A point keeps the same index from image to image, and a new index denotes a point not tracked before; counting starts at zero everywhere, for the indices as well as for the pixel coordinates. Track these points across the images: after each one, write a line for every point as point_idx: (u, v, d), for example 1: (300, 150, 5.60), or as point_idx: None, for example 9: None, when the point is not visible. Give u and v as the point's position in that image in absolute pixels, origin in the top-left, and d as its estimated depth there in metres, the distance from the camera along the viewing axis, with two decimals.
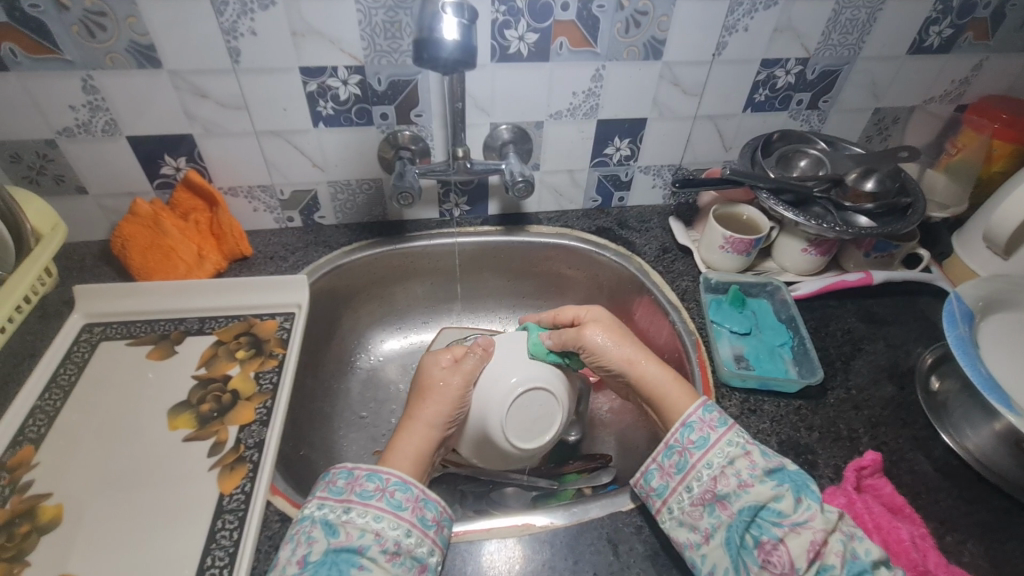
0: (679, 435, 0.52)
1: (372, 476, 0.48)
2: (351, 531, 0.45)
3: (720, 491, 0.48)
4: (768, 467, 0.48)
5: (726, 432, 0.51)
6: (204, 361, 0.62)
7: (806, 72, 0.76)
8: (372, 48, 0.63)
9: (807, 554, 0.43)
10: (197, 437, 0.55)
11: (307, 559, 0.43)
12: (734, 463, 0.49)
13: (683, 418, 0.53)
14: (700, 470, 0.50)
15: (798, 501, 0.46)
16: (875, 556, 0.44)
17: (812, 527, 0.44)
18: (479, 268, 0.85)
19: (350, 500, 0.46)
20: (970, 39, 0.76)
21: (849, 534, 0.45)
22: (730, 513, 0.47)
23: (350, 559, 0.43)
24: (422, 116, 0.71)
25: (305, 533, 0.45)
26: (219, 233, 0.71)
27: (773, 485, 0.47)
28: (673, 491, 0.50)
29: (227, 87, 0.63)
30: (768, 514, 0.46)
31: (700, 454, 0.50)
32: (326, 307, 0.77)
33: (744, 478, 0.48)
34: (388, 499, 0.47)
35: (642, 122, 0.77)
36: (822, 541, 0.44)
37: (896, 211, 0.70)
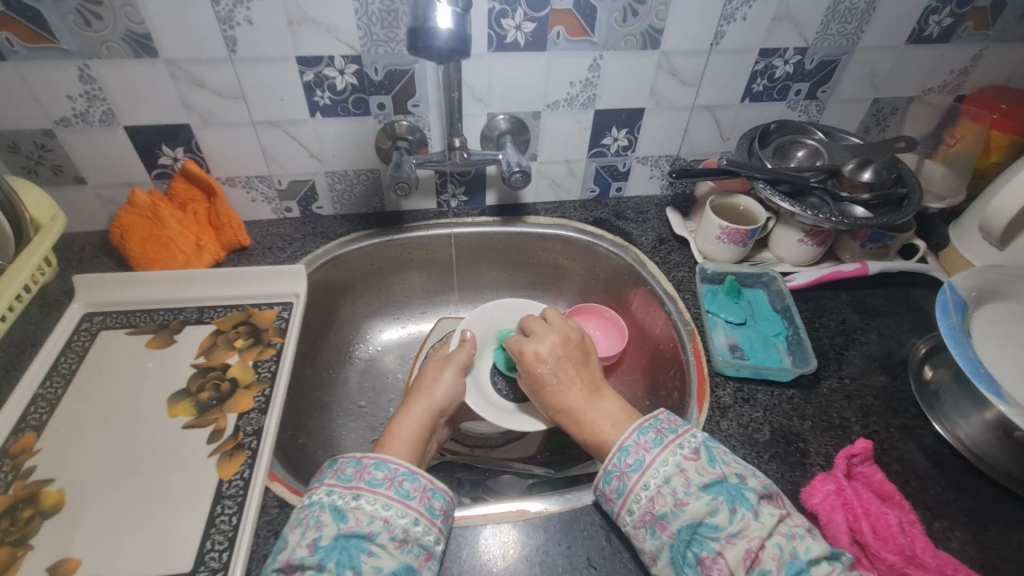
0: (616, 459, 0.51)
1: (380, 466, 0.49)
2: (361, 517, 0.45)
3: (658, 512, 0.47)
4: (702, 482, 0.47)
5: (660, 452, 0.49)
6: (203, 350, 0.63)
7: (804, 62, 0.76)
8: (368, 37, 0.63)
9: (744, 564, 0.43)
10: (197, 424, 0.55)
11: (317, 543, 0.43)
12: (669, 482, 0.48)
13: (619, 441, 0.52)
14: (637, 493, 0.48)
15: (733, 512, 0.45)
16: (814, 554, 0.43)
17: (747, 536, 0.44)
18: (477, 259, 0.85)
19: (359, 488, 0.47)
20: (970, 28, 0.75)
21: (789, 535, 0.44)
22: (671, 533, 0.46)
23: (360, 545, 0.44)
24: (419, 106, 0.71)
25: (314, 517, 0.45)
26: (218, 223, 0.71)
27: (706, 500, 0.46)
28: (618, 515, 0.49)
29: (224, 77, 0.64)
30: (706, 530, 0.45)
31: (636, 477, 0.49)
32: (325, 298, 0.77)
33: (679, 496, 0.47)
34: (397, 488, 0.48)
35: (640, 112, 0.77)
36: (757, 548, 0.43)
37: (892, 201, 0.70)
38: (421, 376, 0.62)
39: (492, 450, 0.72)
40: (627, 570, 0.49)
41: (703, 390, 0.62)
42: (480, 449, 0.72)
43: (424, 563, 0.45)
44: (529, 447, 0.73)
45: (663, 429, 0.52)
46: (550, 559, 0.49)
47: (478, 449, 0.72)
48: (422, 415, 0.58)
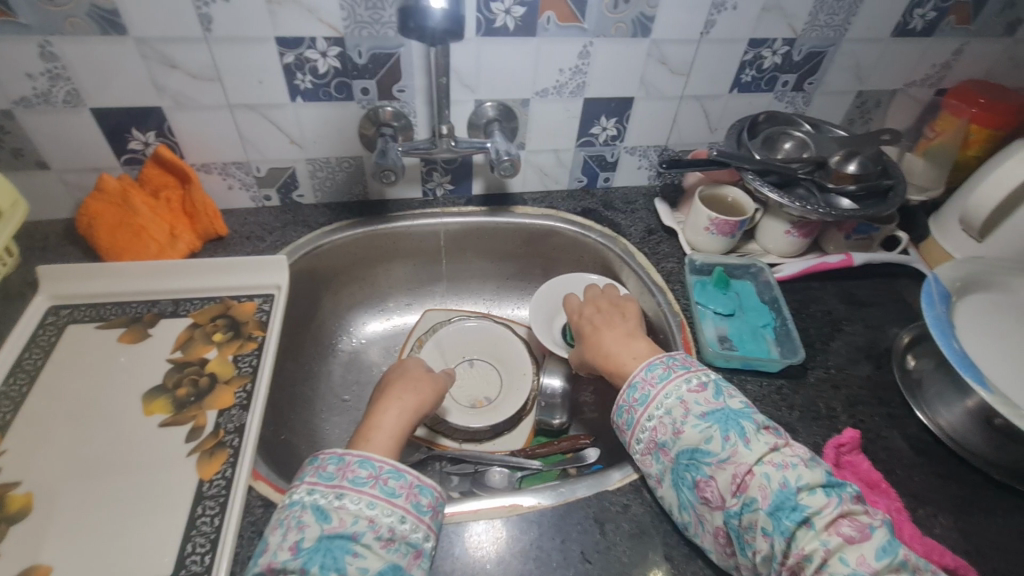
0: (625, 395, 0.54)
1: (364, 463, 0.47)
2: (344, 517, 0.43)
3: (661, 441, 0.50)
4: (702, 411, 0.49)
5: (665, 386, 0.52)
6: (179, 344, 0.59)
7: (792, 53, 0.76)
8: (352, 18, 0.61)
9: (731, 489, 0.45)
10: (174, 422, 0.53)
11: (300, 545, 0.42)
12: (671, 413, 0.50)
13: (628, 379, 0.54)
14: (643, 425, 0.51)
15: (725, 439, 0.47)
16: (805, 483, 0.44)
17: (735, 462, 0.46)
18: (463, 250, 0.83)
19: (342, 486, 0.45)
20: (952, 22, 0.77)
21: (780, 464, 0.45)
22: (672, 459, 0.49)
23: (344, 546, 0.42)
24: (405, 92, 0.69)
25: (295, 518, 0.43)
26: (193, 211, 0.68)
27: (700, 428, 0.48)
28: (631, 443, 0.53)
29: (199, 58, 0.61)
30: (700, 456, 0.47)
31: (642, 410, 0.52)
32: (306, 290, 0.75)
33: (678, 425, 0.49)
34: (381, 486, 0.46)
35: (629, 102, 0.77)
36: (744, 474, 0.45)
37: (878, 193, 0.71)
38: (388, 382, 0.60)
39: (480, 444, 0.71)
40: (622, 564, 0.48)
41: None
42: (469, 443, 0.70)
43: (413, 561, 0.44)
44: (519, 439, 0.71)
45: (673, 365, 0.53)
46: (543, 553, 0.49)
47: (467, 443, 0.71)
48: (414, 409, 0.57)
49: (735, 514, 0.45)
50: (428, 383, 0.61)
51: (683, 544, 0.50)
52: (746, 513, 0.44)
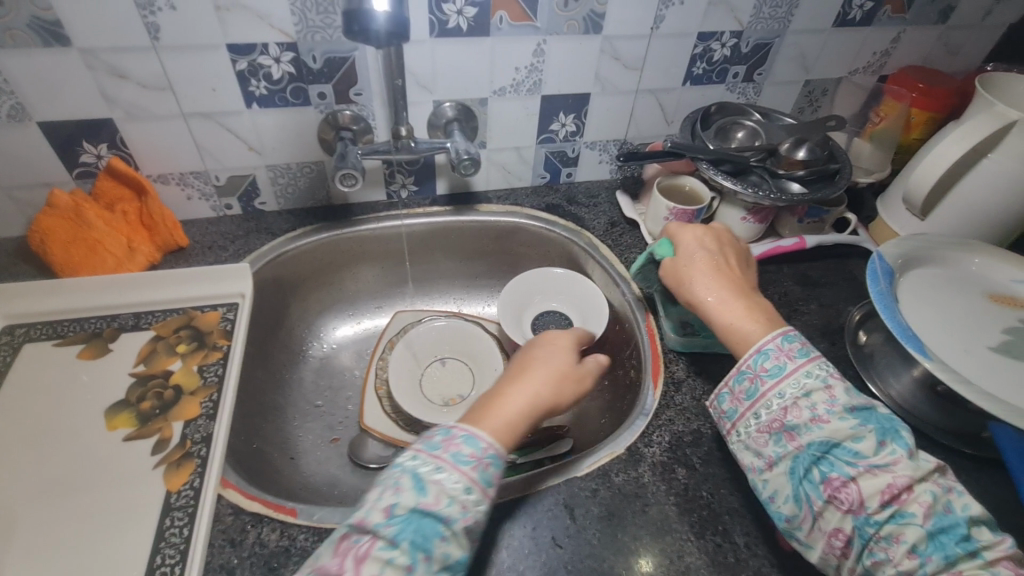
0: (751, 362, 0.51)
1: (468, 440, 0.44)
2: (440, 495, 0.41)
3: (790, 423, 0.47)
4: (851, 406, 0.46)
5: (805, 363, 0.49)
6: (142, 357, 0.59)
7: (740, 45, 0.79)
8: (304, 23, 0.61)
9: (881, 496, 0.42)
10: (139, 436, 0.52)
11: (392, 511, 0.40)
12: (810, 396, 0.47)
13: (757, 345, 0.51)
14: (770, 400, 0.49)
15: (881, 444, 0.44)
16: (974, 514, 0.41)
17: (894, 471, 0.42)
18: (430, 250, 0.84)
19: (443, 460, 0.42)
20: (888, 12, 0.80)
21: (945, 488, 0.42)
22: (800, 446, 0.46)
23: (435, 528, 0.39)
24: (362, 95, 0.69)
25: (395, 480, 0.42)
26: (151, 224, 0.67)
27: (852, 424, 0.45)
28: (743, 418, 0.50)
29: (149, 68, 0.60)
30: (842, 453, 0.44)
31: (772, 383, 0.49)
32: (272, 297, 0.74)
33: (820, 413, 0.46)
34: (453, 455, 0.43)
35: (586, 97, 0.78)
36: (903, 487, 0.42)
37: (826, 177, 0.74)
38: (529, 359, 0.53)
39: None
40: (592, 546, 0.50)
41: (657, 367, 0.64)
42: None
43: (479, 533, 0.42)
44: None
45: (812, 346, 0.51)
46: (515, 541, 0.50)
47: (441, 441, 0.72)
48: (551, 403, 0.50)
49: (876, 523, 0.42)
50: (569, 368, 0.52)
51: (650, 522, 0.51)
52: (892, 524, 0.41)
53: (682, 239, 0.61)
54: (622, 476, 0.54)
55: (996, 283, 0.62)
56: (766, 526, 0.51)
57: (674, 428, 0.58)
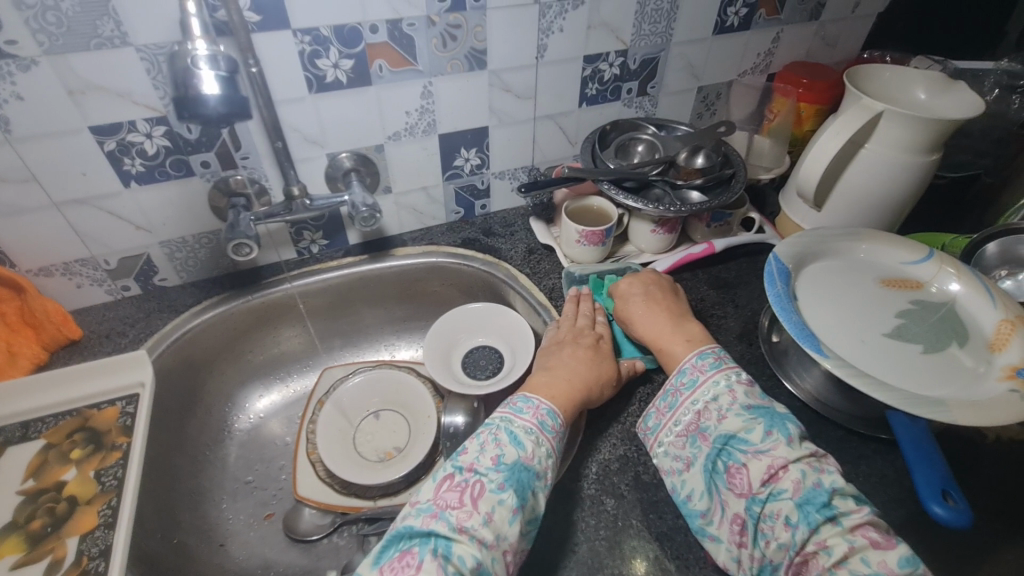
0: (674, 379, 0.55)
1: (550, 413, 0.52)
2: (535, 452, 0.49)
3: (701, 425, 0.51)
4: (749, 404, 0.51)
5: (715, 373, 0.54)
6: (31, 471, 0.55)
7: (628, 63, 0.80)
8: (170, 96, 0.59)
9: (763, 478, 0.46)
10: (28, 560, 0.48)
11: (499, 460, 0.47)
12: (717, 400, 0.52)
13: (678, 365, 0.56)
14: (686, 407, 0.53)
15: (768, 433, 0.48)
16: (838, 488, 0.45)
17: (773, 454, 0.47)
18: (351, 301, 0.82)
19: (532, 424, 0.51)
20: (763, 15, 0.84)
21: (817, 467, 0.46)
22: (708, 444, 0.50)
23: (529, 480, 0.47)
24: (249, 158, 0.67)
25: (493, 437, 0.49)
26: (35, 321, 0.63)
27: (746, 418, 0.49)
28: (664, 427, 0.54)
29: (6, 161, 0.57)
30: (737, 443, 0.49)
31: (688, 393, 0.53)
32: (184, 377, 0.71)
33: (723, 412, 0.51)
34: (542, 421, 0.51)
35: (485, 131, 0.78)
36: (780, 467, 0.46)
37: (723, 181, 0.76)
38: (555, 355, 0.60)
39: (395, 498, 0.69)
40: None
41: None
42: (385, 498, 0.68)
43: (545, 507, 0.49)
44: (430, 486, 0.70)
45: (723, 357, 0.56)
46: None
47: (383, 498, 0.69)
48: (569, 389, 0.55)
49: (760, 501, 0.46)
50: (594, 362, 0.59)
51: (581, 562, 0.51)
52: (772, 501, 0.46)
53: (616, 289, 0.66)
54: (551, 516, 0.54)
55: (887, 266, 0.64)
56: (694, 544, 0.51)
57: (599, 457, 0.58)
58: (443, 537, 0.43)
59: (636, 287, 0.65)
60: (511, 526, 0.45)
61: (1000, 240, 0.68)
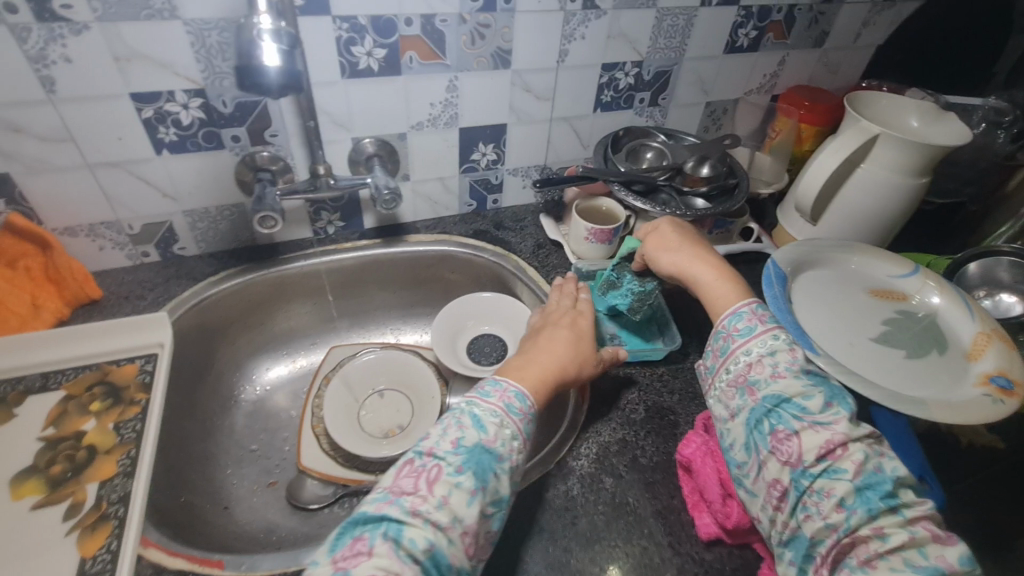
0: (727, 322, 0.54)
1: (518, 395, 0.51)
2: (500, 435, 0.47)
3: (751, 378, 0.50)
4: (805, 369, 0.49)
5: (772, 329, 0.52)
6: (51, 419, 0.56)
7: (642, 74, 0.84)
8: (210, 70, 0.61)
9: (818, 450, 0.44)
10: (48, 503, 0.50)
11: (459, 443, 0.46)
12: (774, 355, 0.50)
13: (733, 308, 0.55)
14: (738, 356, 0.52)
15: (827, 404, 0.46)
16: (899, 476, 0.43)
17: (833, 428, 0.45)
18: (362, 283, 0.84)
19: (498, 407, 0.49)
20: (771, 38, 0.88)
21: (878, 451, 0.44)
22: (756, 399, 0.49)
23: (491, 462, 0.45)
24: (278, 136, 0.69)
25: (455, 419, 0.48)
26: (58, 277, 0.65)
27: (805, 383, 0.48)
28: (717, 372, 0.53)
29: (46, 120, 0.59)
30: (790, 406, 0.47)
31: (742, 342, 0.52)
32: (197, 344, 0.73)
33: (778, 370, 0.49)
34: (509, 404, 0.49)
35: (503, 127, 0.82)
36: (839, 443, 0.44)
37: (727, 191, 0.80)
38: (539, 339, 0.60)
39: None
40: (524, 563, 0.51)
41: None
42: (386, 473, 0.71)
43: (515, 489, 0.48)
44: None
45: None
46: None
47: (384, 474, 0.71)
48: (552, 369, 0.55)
49: (811, 475, 0.43)
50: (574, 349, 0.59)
51: (580, 533, 0.53)
52: (824, 478, 0.43)
53: (656, 239, 0.66)
54: (553, 491, 0.56)
55: (875, 277, 0.69)
56: (687, 523, 0.54)
57: (600, 439, 0.61)
58: (395, 521, 0.41)
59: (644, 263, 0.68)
60: (468, 508, 0.43)
61: (982, 260, 0.73)
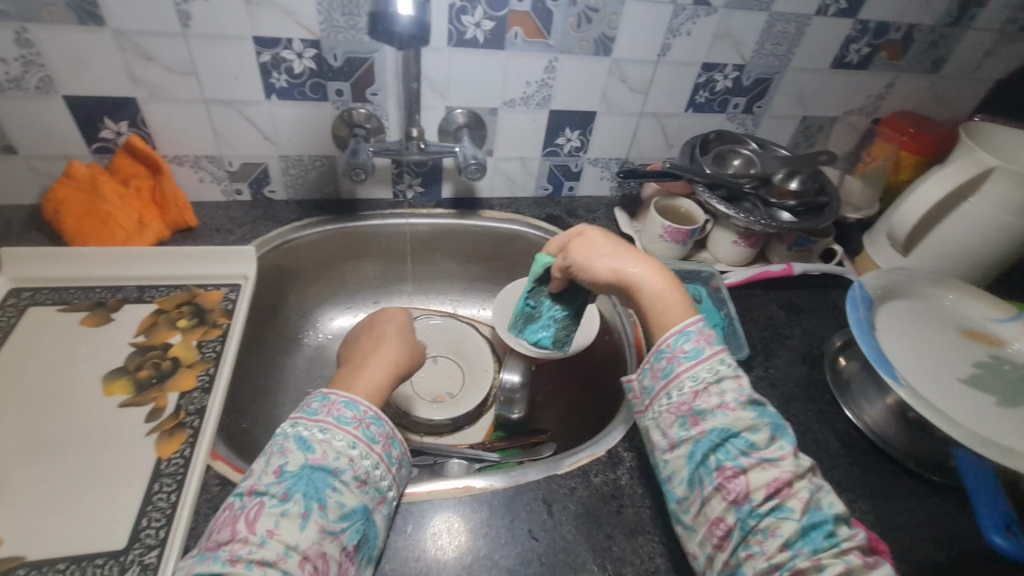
0: (671, 341, 0.49)
1: (349, 405, 0.50)
2: (328, 451, 0.46)
3: (696, 407, 0.46)
4: (747, 399, 0.46)
5: (718, 352, 0.48)
6: (143, 329, 0.60)
7: (742, 78, 0.82)
8: (328, 23, 0.64)
9: (765, 489, 0.42)
10: (134, 403, 0.54)
11: (282, 470, 0.44)
12: (720, 382, 0.47)
13: (680, 325, 0.49)
14: (682, 380, 0.47)
15: (772, 438, 0.45)
16: (836, 511, 0.42)
17: (780, 466, 0.43)
18: (431, 251, 0.86)
19: (326, 421, 0.48)
20: (884, 58, 0.84)
21: (817, 486, 0.44)
22: (700, 431, 0.45)
23: (324, 480, 0.44)
24: (378, 95, 0.72)
25: (279, 445, 0.46)
26: (163, 201, 0.69)
27: (753, 415, 0.45)
28: (657, 396, 0.49)
29: (175, 52, 0.62)
30: (738, 442, 0.44)
31: (688, 365, 0.48)
32: (274, 284, 0.77)
33: (725, 400, 0.46)
34: (337, 415, 0.48)
35: (592, 116, 0.82)
36: (786, 481, 0.42)
37: (815, 209, 0.77)
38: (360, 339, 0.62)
39: (440, 439, 0.74)
40: (565, 542, 0.51)
41: None
42: (429, 436, 0.73)
43: (376, 506, 0.47)
44: (475, 435, 0.75)
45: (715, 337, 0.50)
46: (494, 531, 0.51)
47: (427, 436, 0.74)
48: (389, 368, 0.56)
49: (757, 515, 0.42)
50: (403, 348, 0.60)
51: (625, 523, 0.53)
52: (771, 517, 0.41)
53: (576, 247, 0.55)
54: (600, 477, 0.56)
55: (968, 318, 0.65)
56: None
57: None
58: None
59: (562, 279, 0.59)
60: (302, 532, 0.41)
61: None
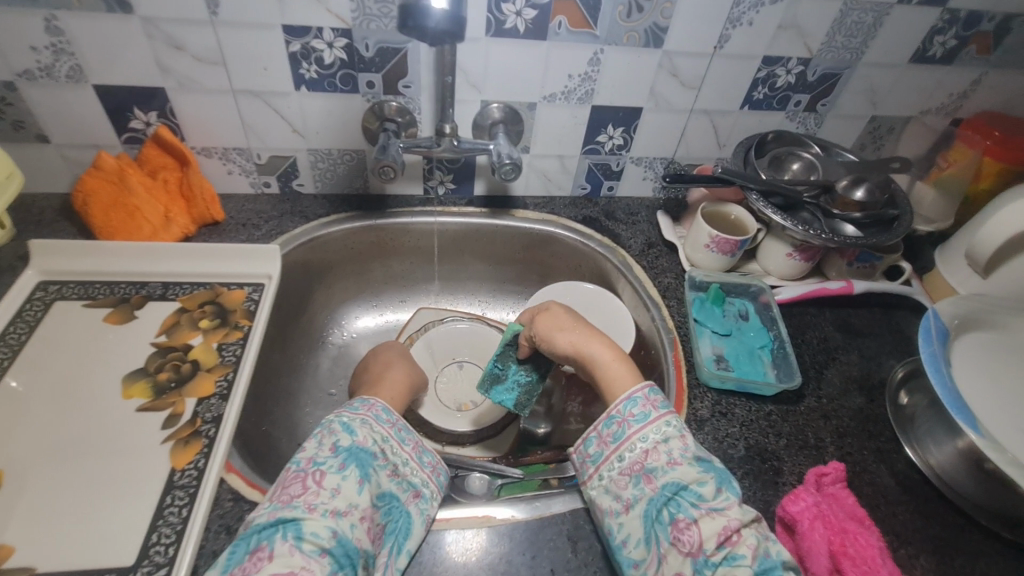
0: (620, 406, 0.52)
1: (386, 410, 0.54)
2: (370, 437, 0.50)
3: (647, 465, 0.48)
4: (696, 455, 0.48)
5: (666, 412, 0.50)
6: (165, 328, 0.59)
7: (806, 73, 0.75)
8: (360, 11, 0.60)
9: (717, 537, 0.43)
10: (152, 407, 0.53)
11: (336, 446, 0.48)
12: (667, 442, 0.48)
13: (627, 393, 0.53)
14: (633, 442, 0.50)
15: (719, 489, 0.45)
16: (784, 558, 0.43)
17: (727, 514, 0.44)
18: (461, 251, 0.83)
19: (368, 416, 0.53)
20: (972, 52, 0.75)
21: (763, 535, 0.44)
22: (653, 488, 0.46)
23: (369, 459, 0.49)
24: (410, 88, 0.68)
25: (328, 429, 0.50)
26: (190, 194, 0.68)
27: (700, 469, 0.46)
28: (606, 460, 0.50)
29: (203, 40, 0.60)
30: (688, 495, 0.45)
31: (637, 427, 0.50)
32: (299, 281, 0.75)
33: (674, 457, 0.47)
34: (375, 413, 0.53)
35: (638, 112, 0.76)
36: (735, 529, 0.43)
37: (883, 222, 0.70)
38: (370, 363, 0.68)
39: (464, 448, 0.72)
40: None
41: (680, 400, 0.61)
42: (452, 447, 0.71)
43: (410, 498, 0.50)
44: (500, 446, 0.73)
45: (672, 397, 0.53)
46: (513, 567, 0.48)
47: (450, 446, 0.71)
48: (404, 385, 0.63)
49: (711, 565, 0.42)
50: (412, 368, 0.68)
51: None
52: (725, 565, 0.42)
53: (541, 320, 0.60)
54: None
55: None
56: None
57: None
58: (292, 520, 0.42)
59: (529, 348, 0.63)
60: (359, 494, 0.46)
61: None
